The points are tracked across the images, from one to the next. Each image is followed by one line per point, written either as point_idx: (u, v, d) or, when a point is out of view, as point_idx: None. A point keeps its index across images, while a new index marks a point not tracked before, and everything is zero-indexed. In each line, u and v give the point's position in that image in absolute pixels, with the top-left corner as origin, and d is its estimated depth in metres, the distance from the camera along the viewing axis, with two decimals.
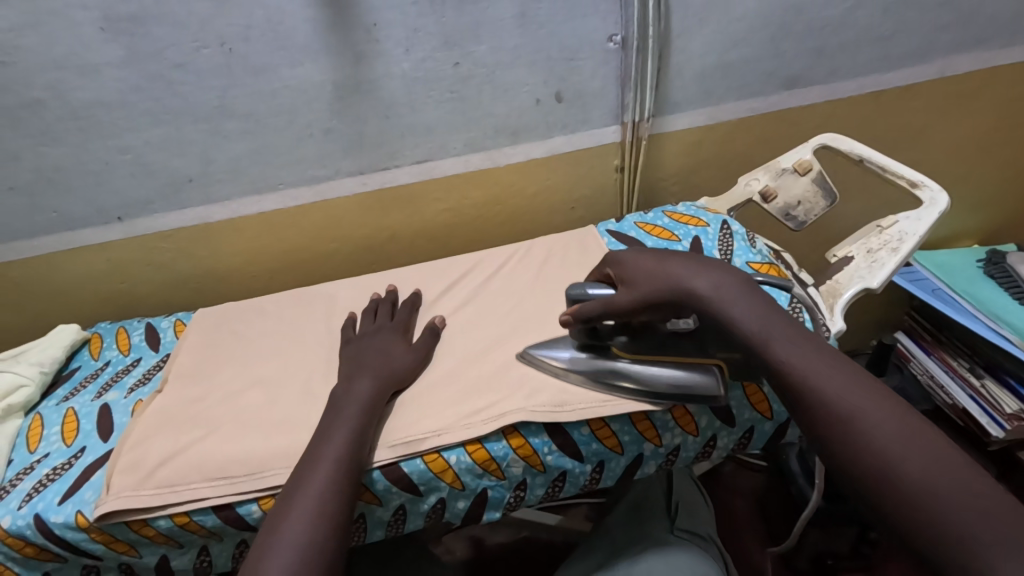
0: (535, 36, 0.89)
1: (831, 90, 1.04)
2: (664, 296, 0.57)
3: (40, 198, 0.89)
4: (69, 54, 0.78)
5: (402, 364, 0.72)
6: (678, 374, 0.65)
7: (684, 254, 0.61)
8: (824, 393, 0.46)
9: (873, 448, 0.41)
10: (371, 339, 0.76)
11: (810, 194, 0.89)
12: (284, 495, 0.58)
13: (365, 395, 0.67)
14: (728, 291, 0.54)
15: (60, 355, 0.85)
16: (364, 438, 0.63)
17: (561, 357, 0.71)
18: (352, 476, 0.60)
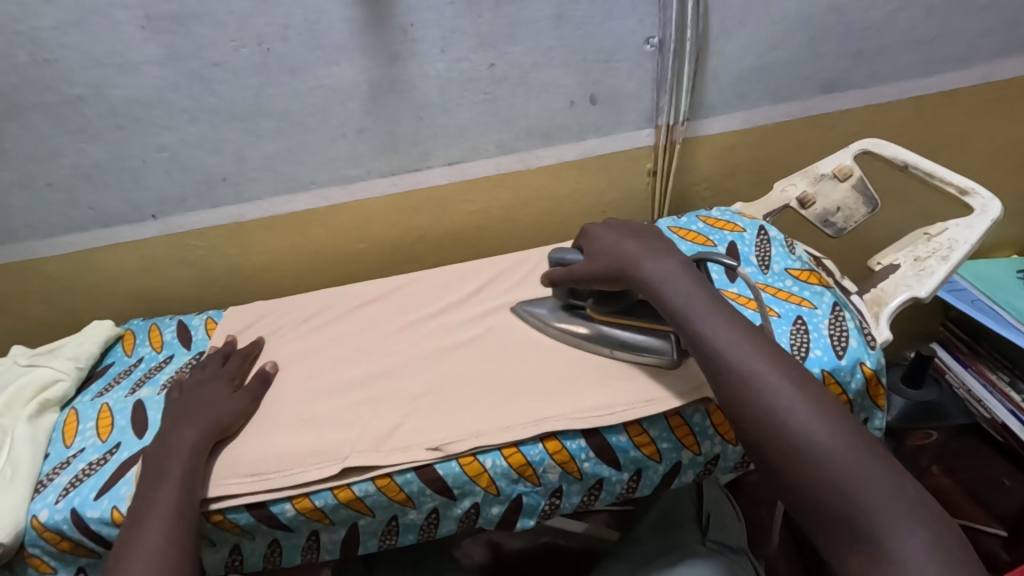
0: (571, 37, 0.88)
1: (870, 94, 1.02)
2: (622, 267, 0.67)
3: (78, 194, 0.90)
4: (110, 52, 0.78)
5: (224, 409, 0.69)
6: (639, 338, 0.71)
7: (638, 233, 0.72)
8: (767, 405, 0.50)
9: (806, 458, 0.47)
10: (195, 390, 0.72)
11: (850, 200, 0.87)
12: (112, 570, 0.54)
13: (185, 450, 0.64)
14: (660, 273, 0.63)
15: (95, 350, 0.86)
16: (191, 495, 0.60)
17: (542, 311, 0.80)
18: (187, 536, 0.57)
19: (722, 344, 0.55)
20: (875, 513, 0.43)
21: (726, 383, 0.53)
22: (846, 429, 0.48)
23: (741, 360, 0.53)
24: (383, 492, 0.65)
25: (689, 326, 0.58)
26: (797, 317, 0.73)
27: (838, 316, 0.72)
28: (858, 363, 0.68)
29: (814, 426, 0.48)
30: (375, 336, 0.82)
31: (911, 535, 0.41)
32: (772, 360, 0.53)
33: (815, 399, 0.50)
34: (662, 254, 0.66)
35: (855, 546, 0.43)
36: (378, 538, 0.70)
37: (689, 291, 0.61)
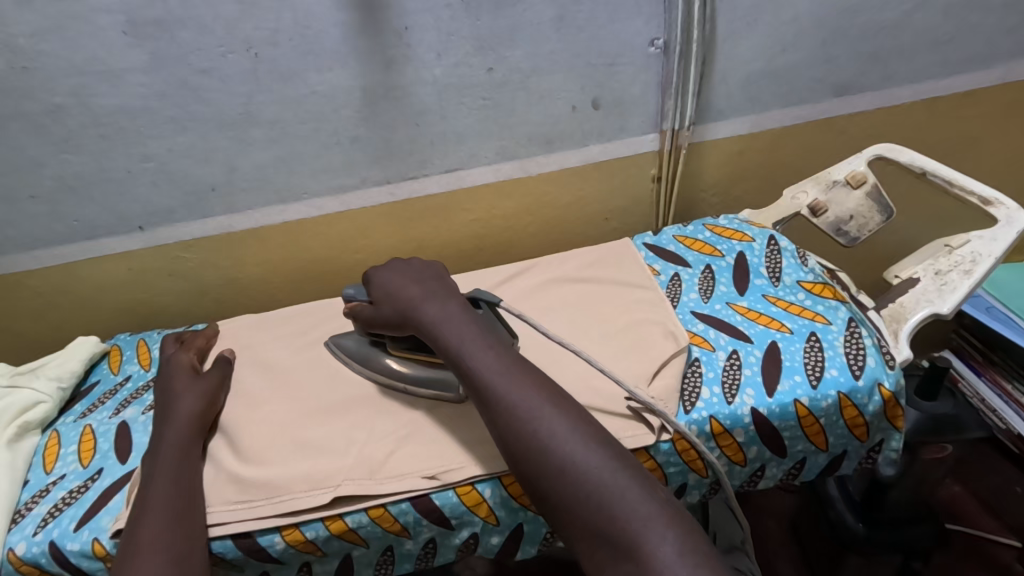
0: (574, 40, 0.85)
1: (883, 97, 0.99)
2: (402, 309, 0.66)
3: (61, 206, 0.87)
4: (92, 59, 0.75)
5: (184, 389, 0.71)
6: (426, 373, 0.69)
7: (437, 275, 0.70)
8: (527, 429, 0.53)
9: (570, 476, 0.50)
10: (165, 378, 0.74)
11: (864, 208, 0.84)
12: (122, 557, 0.54)
13: (173, 448, 0.65)
14: (444, 312, 0.63)
15: (79, 368, 0.82)
16: (187, 482, 0.62)
17: (348, 346, 0.76)
18: (190, 523, 0.58)
19: (491, 381, 0.56)
20: (632, 525, 0.46)
21: (498, 418, 0.55)
22: (604, 448, 0.51)
23: (507, 394, 0.55)
24: (378, 523, 0.62)
25: (462, 361, 0.59)
26: (811, 334, 0.70)
27: (854, 333, 0.69)
28: (876, 384, 0.65)
29: (581, 449, 0.51)
30: None
31: (663, 539, 0.45)
32: (531, 386, 0.56)
33: (576, 424, 0.53)
34: (444, 294, 0.66)
35: (620, 562, 0.46)
36: (373, 569, 0.66)
37: (464, 328, 0.61)
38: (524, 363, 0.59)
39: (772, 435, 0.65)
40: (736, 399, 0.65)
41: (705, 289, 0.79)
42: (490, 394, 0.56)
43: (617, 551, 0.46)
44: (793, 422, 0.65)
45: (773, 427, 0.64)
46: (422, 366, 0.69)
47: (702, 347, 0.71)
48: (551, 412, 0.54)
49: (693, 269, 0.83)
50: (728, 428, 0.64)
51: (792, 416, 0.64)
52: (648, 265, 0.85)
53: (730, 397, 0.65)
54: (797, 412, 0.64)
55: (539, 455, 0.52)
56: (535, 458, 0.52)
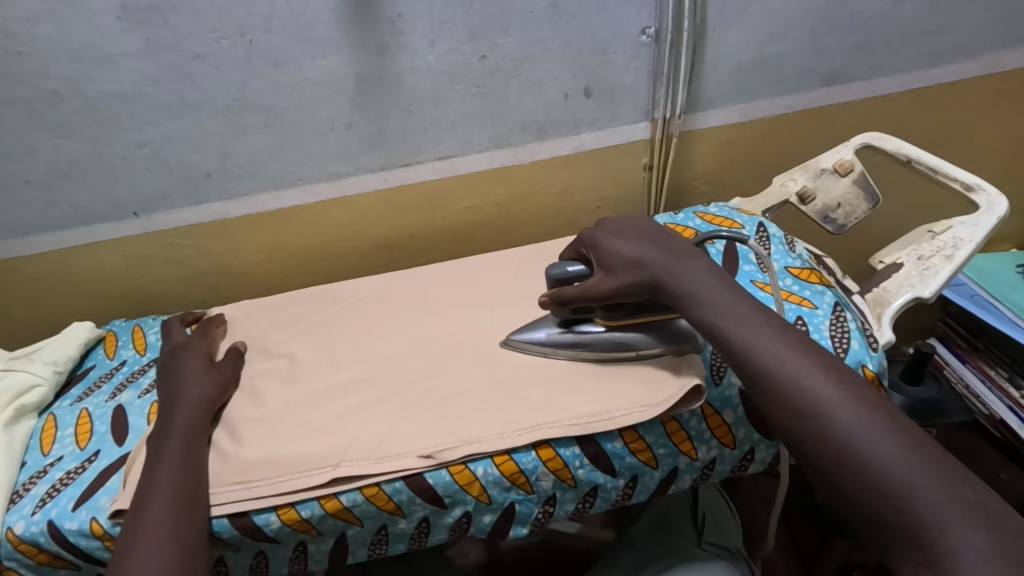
0: (565, 28, 0.86)
1: (870, 87, 1.00)
2: (650, 277, 0.62)
3: (56, 192, 0.87)
4: (86, 44, 0.75)
5: (194, 376, 0.71)
6: (655, 334, 0.69)
7: (651, 236, 0.66)
8: (790, 391, 0.49)
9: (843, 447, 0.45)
10: (169, 360, 0.75)
11: (851, 196, 0.85)
12: (124, 544, 0.55)
13: (181, 433, 0.65)
14: (690, 280, 0.59)
15: (74, 354, 0.83)
16: (194, 464, 0.62)
17: (542, 336, 0.73)
18: (194, 509, 0.59)
19: (755, 350, 0.52)
20: (927, 516, 0.40)
21: (762, 389, 0.50)
22: (896, 431, 0.44)
23: (761, 349, 0.52)
24: (372, 501, 0.63)
25: (719, 332, 0.54)
26: (797, 318, 0.71)
27: (839, 318, 0.70)
28: (860, 366, 0.66)
29: (864, 425, 0.45)
30: (366, 337, 0.79)
31: (972, 537, 0.39)
32: (790, 346, 0.51)
33: (862, 401, 0.46)
34: (670, 258, 0.62)
35: (912, 554, 0.40)
36: (368, 548, 0.68)
37: (714, 291, 0.57)
38: (788, 333, 0.53)
39: (759, 415, 0.67)
40: (724, 380, 0.67)
41: None
42: (759, 364, 0.51)
43: (907, 541, 0.41)
44: None
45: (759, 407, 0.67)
46: (649, 325, 0.69)
47: None
48: (817, 375, 0.49)
49: None
50: (717, 408, 0.67)
51: None
52: None
53: (719, 379, 0.67)
54: None
55: (809, 420, 0.47)
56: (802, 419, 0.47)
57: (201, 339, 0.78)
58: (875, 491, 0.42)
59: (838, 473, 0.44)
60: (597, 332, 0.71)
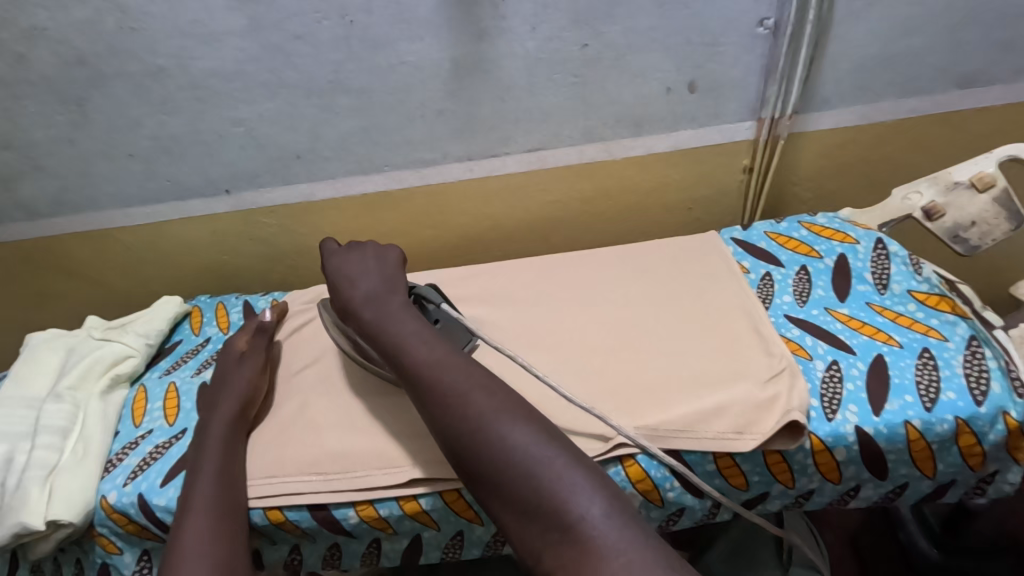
0: (676, 17, 0.80)
1: (1012, 91, 0.90)
2: (354, 309, 0.65)
3: (156, 166, 0.89)
4: (194, 22, 0.76)
5: (234, 372, 0.70)
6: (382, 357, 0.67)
7: (375, 271, 0.68)
8: (454, 407, 0.52)
9: (494, 447, 0.49)
10: (223, 352, 0.74)
11: (989, 214, 0.76)
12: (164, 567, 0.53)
13: (218, 442, 0.63)
14: (387, 312, 0.62)
15: (164, 327, 0.85)
16: (230, 479, 0.61)
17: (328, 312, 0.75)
18: (228, 524, 0.57)
19: (432, 374, 0.55)
20: (560, 489, 0.46)
21: (435, 411, 0.53)
22: (534, 424, 0.51)
23: (427, 367, 0.56)
24: (451, 507, 0.61)
25: (404, 357, 0.58)
26: (923, 350, 0.64)
27: (975, 354, 0.63)
28: (1000, 413, 0.59)
29: (506, 427, 0.50)
30: None
31: (593, 497, 0.45)
32: (452, 362, 0.56)
33: (506, 404, 0.52)
34: (389, 295, 0.65)
35: (552, 529, 0.45)
36: (441, 551, 0.66)
37: (409, 325, 0.60)
38: (463, 356, 0.57)
39: (875, 457, 0.60)
40: (837, 416, 0.61)
41: (800, 292, 0.75)
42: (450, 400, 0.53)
43: (548, 520, 0.45)
44: (902, 445, 0.59)
45: (877, 448, 0.60)
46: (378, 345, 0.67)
47: (799, 355, 0.67)
48: (474, 390, 0.53)
49: (787, 269, 0.78)
50: (829, 446, 0.60)
51: (901, 438, 0.59)
52: (736, 261, 0.81)
53: (830, 414, 0.61)
54: (907, 434, 0.59)
55: (464, 426, 0.51)
56: (462, 428, 0.51)
57: (239, 334, 0.76)
58: (518, 477, 0.47)
59: (490, 469, 0.49)
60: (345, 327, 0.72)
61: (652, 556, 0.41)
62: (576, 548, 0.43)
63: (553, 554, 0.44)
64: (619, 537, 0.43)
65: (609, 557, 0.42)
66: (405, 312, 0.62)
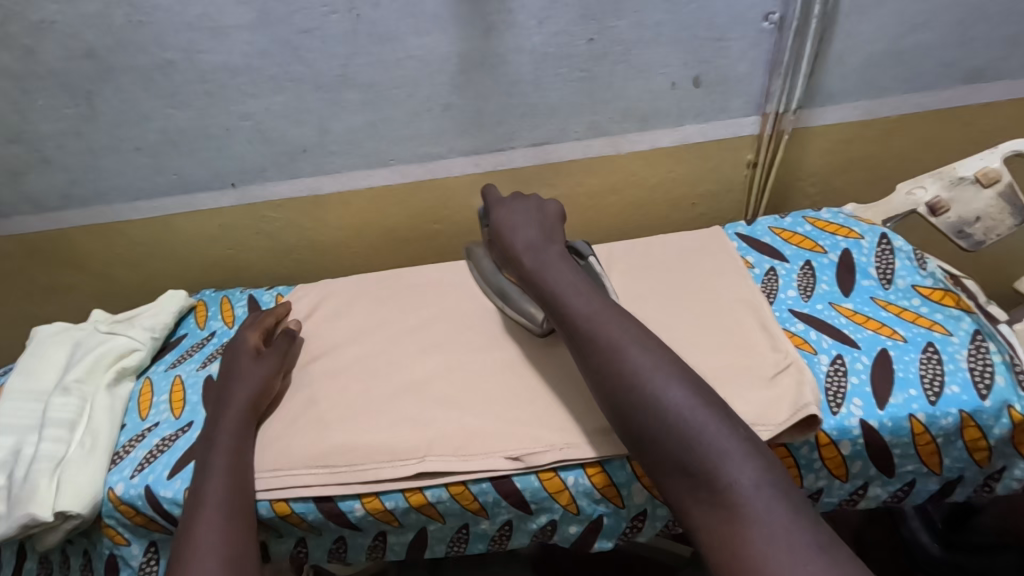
0: (683, 12, 0.80)
1: (1019, 86, 0.89)
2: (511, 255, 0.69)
3: (162, 160, 0.89)
4: (202, 15, 0.75)
5: (245, 369, 0.70)
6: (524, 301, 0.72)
7: (533, 221, 0.71)
8: (613, 362, 0.55)
9: (651, 407, 0.51)
10: (231, 347, 0.74)
11: (994, 210, 0.76)
12: (175, 558, 0.53)
13: (229, 439, 0.63)
14: (545, 262, 0.65)
15: (170, 321, 0.85)
16: (241, 472, 0.61)
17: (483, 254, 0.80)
18: (240, 520, 0.57)
19: (593, 325, 0.58)
20: (711, 456, 0.48)
21: (593, 362, 0.56)
22: (689, 386, 0.52)
23: (590, 322, 0.58)
24: (457, 500, 0.61)
25: (561, 306, 0.60)
26: (927, 345, 0.64)
27: (979, 348, 0.63)
28: (1005, 407, 0.59)
29: (666, 386, 0.52)
30: (450, 327, 0.77)
31: (744, 466, 0.47)
32: (613, 318, 0.58)
33: (663, 364, 0.54)
34: (546, 246, 0.67)
35: (702, 491, 0.47)
36: (447, 545, 0.66)
37: (563, 275, 0.63)
38: (616, 309, 0.60)
39: (881, 452, 0.60)
40: (841, 409, 0.61)
41: (805, 287, 0.75)
42: (609, 353, 0.56)
43: (700, 481, 0.48)
44: (907, 439, 0.60)
45: (883, 442, 0.60)
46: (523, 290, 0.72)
47: (803, 349, 0.67)
48: (633, 346, 0.55)
49: (792, 264, 0.78)
50: (834, 439, 0.60)
51: (906, 432, 0.59)
52: (741, 256, 0.81)
53: (835, 407, 0.61)
54: (911, 428, 0.59)
55: (622, 379, 0.54)
56: (620, 382, 0.54)
57: (251, 330, 0.75)
58: (671, 437, 0.50)
59: (644, 425, 0.52)
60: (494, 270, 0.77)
61: (792, 530, 0.43)
62: (725, 512, 0.45)
63: (702, 512, 0.47)
64: (769, 508, 0.44)
65: (755, 524, 0.44)
66: (559, 264, 0.64)
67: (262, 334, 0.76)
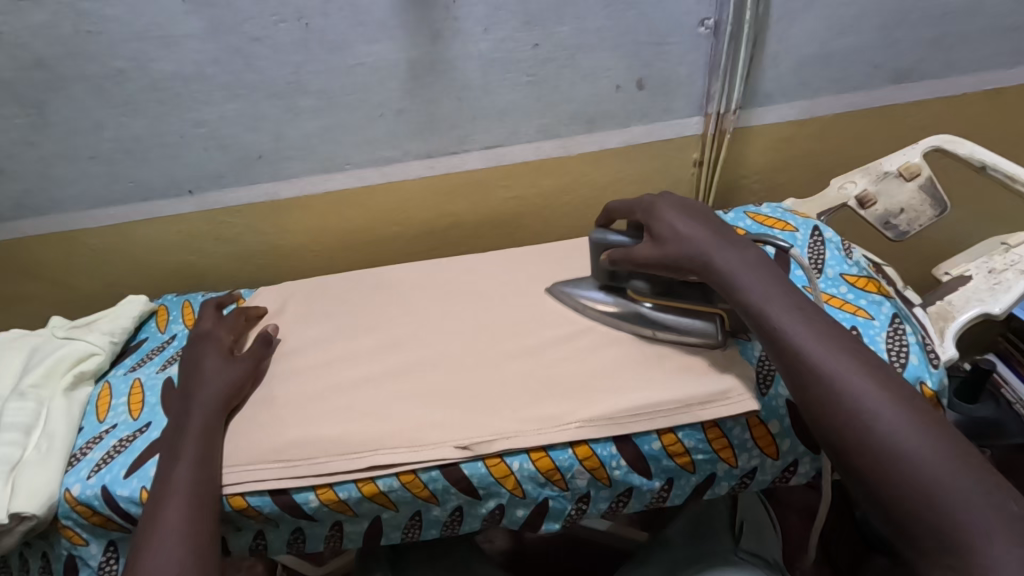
0: (623, 17, 0.83)
1: (943, 86, 0.95)
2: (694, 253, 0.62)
3: (118, 168, 0.90)
4: (152, 25, 0.77)
5: (221, 376, 0.71)
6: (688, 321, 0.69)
7: (710, 221, 0.65)
8: (842, 398, 0.49)
9: (890, 457, 0.46)
10: (197, 346, 0.74)
11: (916, 202, 0.81)
12: (138, 542, 0.56)
13: (197, 429, 0.65)
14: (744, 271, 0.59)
15: (129, 325, 0.86)
16: (208, 462, 0.63)
17: (597, 296, 0.75)
18: (208, 513, 0.59)
19: (812, 345, 0.53)
20: (968, 528, 0.43)
21: (813, 395, 0.51)
22: (937, 438, 0.46)
23: (812, 351, 0.52)
24: (408, 488, 0.64)
25: (767, 320, 0.55)
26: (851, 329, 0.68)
27: (897, 330, 0.67)
28: (918, 383, 0.63)
29: (912, 438, 0.46)
30: (406, 324, 0.79)
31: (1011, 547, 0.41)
32: (841, 348, 0.52)
33: (903, 410, 0.48)
34: (743, 253, 0.61)
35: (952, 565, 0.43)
36: (401, 532, 0.68)
37: (769, 287, 0.58)
38: (843, 337, 0.54)
39: (806, 428, 0.65)
40: (769, 390, 0.65)
41: None
42: (836, 389, 0.50)
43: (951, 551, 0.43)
44: None
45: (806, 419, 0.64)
46: (680, 310, 0.69)
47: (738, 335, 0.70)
48: (866, 383, 0.50)
49: None
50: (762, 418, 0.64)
51: None
52: None
53: (763, 389, 0.65)
54: None
55: (856, 421, 0.48)
56: (849, 423, 0.49)
57: (224, 330, 0.77)
58: (914, 495, 0.45)
59: (879, 476, 0.46)
60: (630, 303, 0.73)
61: None
62: None
63: None
64: None
65: None
66: (757, 274, 0.59)
67: (235, 335, 0.78)
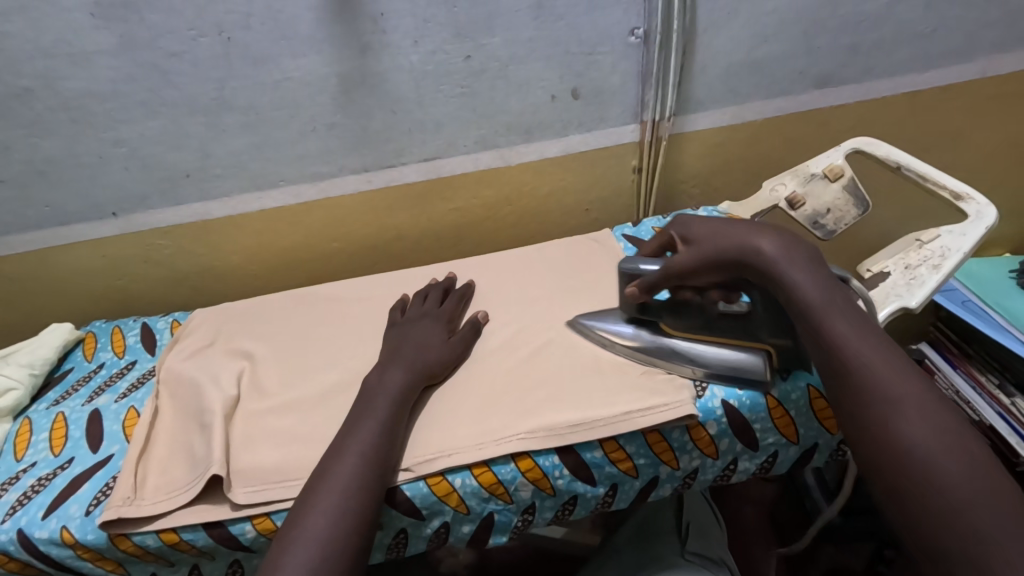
0: (552, 28, 0.84)
1: (862, 90, 0.99)
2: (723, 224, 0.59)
3: (32, 191, 0.86)
4: (59, 41, 0.74)
5: (439, 358, 0.69)
6: (730, 355, 0.65)
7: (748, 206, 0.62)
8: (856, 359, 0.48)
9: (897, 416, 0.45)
10: (414, 325, 0.73)
11: (840, 202, 0.84)
12: (302, 498, 0.56)
13: (394, 392, 0.64)
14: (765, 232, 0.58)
15: (52, 355, 0.82)
16: (391, 433, 0.61)
17: (627, 332, 0.70)
18: (366, 496, 0.55)
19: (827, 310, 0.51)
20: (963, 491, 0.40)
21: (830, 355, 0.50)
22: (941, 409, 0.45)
23: (833, 315, 0.51)
24: None
25: (784, 278, 0.54)
26: None
27: None
28: None
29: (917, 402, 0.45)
30: (345, 339, 0.78)
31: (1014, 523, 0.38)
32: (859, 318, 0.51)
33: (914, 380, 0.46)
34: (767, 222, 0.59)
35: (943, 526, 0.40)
36: None
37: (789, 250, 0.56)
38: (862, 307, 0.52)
39: (743, 428, 0.66)
40: (706, 391, 0.66)
41: None
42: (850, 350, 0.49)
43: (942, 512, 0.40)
44: (764, 415, 0.65)
45: (744, 420, 0.65)
46: (718, 343, 0.66)
47: None
48: (881, 350, 0.48)
49: None
50: (701, 421, 0.64)
51: (763, 408, 0.65)
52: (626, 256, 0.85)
53: (700, 390, 0.66)
54: (768, 404, 0.65)
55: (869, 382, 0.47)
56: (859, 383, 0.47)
57: (436, 318, 0.75)
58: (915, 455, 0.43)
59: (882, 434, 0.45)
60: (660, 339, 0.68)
61: None
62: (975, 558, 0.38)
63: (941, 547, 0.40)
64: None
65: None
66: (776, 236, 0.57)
67: (449, 322, 0.75)
